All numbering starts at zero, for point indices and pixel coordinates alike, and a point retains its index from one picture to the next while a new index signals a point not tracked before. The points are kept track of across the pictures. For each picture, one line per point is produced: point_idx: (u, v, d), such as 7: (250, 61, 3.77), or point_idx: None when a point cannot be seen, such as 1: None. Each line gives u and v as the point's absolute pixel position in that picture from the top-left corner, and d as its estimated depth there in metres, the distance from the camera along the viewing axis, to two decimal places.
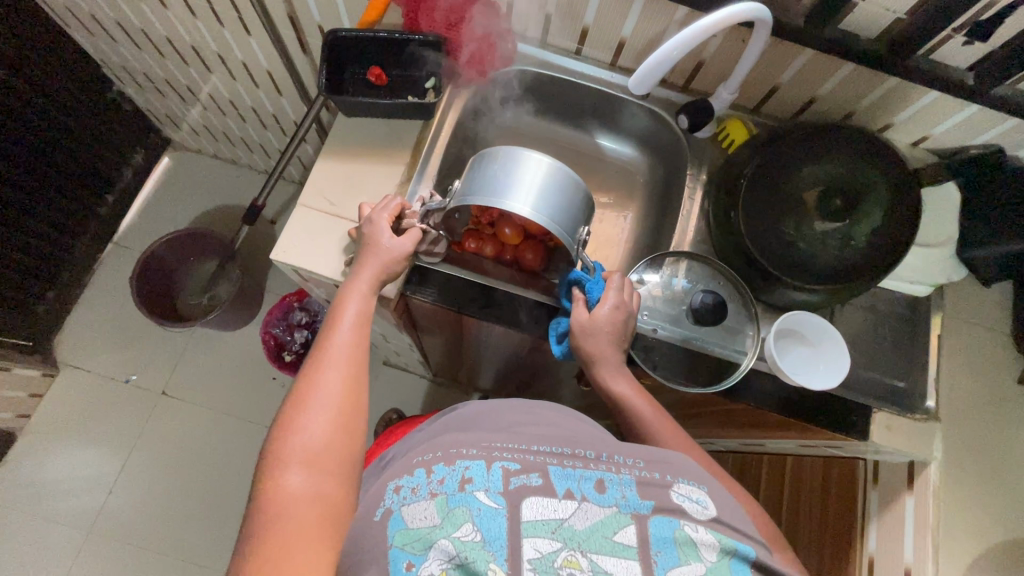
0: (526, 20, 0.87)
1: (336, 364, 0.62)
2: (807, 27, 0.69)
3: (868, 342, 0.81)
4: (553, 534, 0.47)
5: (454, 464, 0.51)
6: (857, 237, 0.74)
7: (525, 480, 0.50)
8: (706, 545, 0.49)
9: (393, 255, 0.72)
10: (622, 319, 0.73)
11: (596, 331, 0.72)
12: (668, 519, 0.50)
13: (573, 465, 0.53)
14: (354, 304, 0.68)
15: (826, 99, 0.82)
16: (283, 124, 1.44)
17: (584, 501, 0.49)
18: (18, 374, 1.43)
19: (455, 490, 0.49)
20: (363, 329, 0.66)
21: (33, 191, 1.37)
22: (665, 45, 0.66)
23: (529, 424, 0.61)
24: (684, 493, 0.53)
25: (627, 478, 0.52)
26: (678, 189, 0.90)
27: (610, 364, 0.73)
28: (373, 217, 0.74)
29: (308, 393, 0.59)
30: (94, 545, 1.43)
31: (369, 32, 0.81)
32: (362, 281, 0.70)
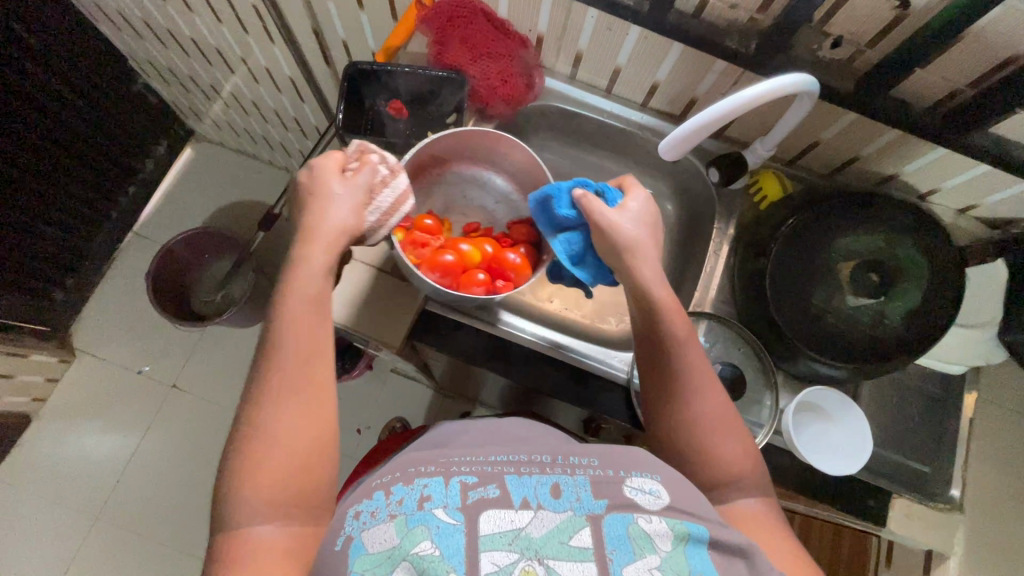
0: (556, 56, 0.84)
1: (297, 383, 0.51)
2: (856, 93, 0.65)
3: (895, 420, 0.76)
4: (511, 545, 0.43)
5: (412, 483, 0.47)
6: (891, 316, 0.69)
7: (482, 493, 0.46)
8: (660, 535, 0.45)
9: (350, 207, 0.60)
10: (644, 216, 0.63)
11: (636, 220, 0.63)
12: (622, 515, 0.46)
13: (529, 471, 0.50)
14: (316, 276, 0.56)
15: (870, 160, 0.77)
16: (305, 127, 1.42)
17: (540, 509, 0.46)
18: (34, 361, 1.45)
19: (414, 509, 0.45)
20: (321, 314, 0.54)
21: (54, 181, 1.37)
22: (692, 121, 0.65)
23: (505, 438, 0.57)
24: (636, 486, 0.48)
25: (582, 478, 0.49)
26: (703, 241, 0.86)
27: (652, 257, 0.61)
28: (316, 165, 0.61)
29: (274, 418, 0.49)
30: (101, 532, 1.45)
31: (391, 66, 0.77)
32: (326, 235, 0.58)
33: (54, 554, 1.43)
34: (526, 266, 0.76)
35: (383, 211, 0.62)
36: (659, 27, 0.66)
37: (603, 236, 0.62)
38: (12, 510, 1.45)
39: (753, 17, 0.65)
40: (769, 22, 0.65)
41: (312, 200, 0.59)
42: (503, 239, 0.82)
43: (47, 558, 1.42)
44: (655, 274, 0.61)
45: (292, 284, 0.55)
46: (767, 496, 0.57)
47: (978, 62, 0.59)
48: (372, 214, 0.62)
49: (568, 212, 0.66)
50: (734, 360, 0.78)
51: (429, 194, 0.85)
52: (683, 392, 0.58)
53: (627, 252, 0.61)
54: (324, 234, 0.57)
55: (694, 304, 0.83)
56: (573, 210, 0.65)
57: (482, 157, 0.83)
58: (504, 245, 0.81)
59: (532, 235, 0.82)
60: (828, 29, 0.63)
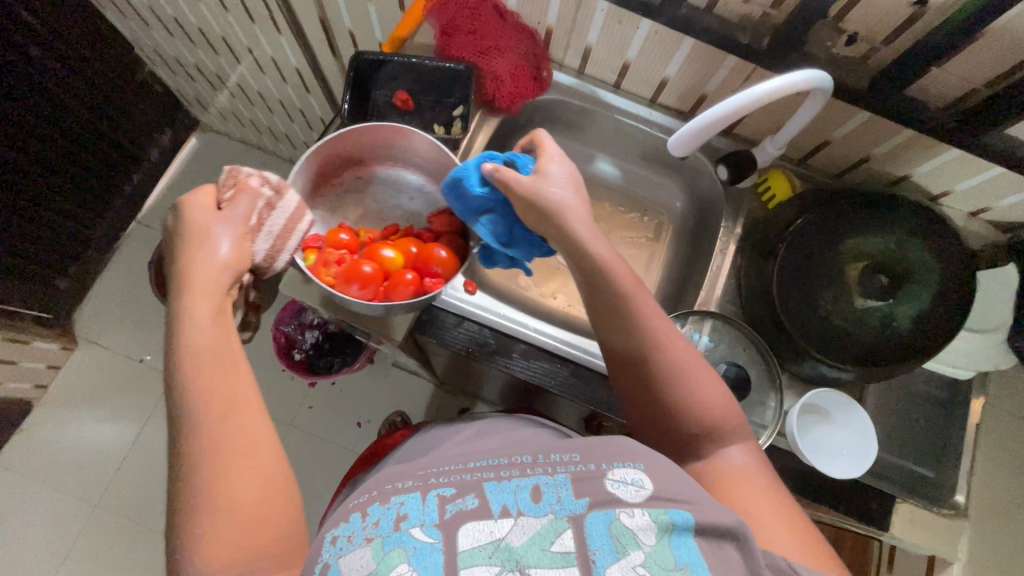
0: (565, 49, 0.83)
1: (228, 448, 0.45)
2: (871, 91, 0.63)
3: (901, 424, 0.75)
4: (492, 558, 0.43)
5: (389, 502, 0.47)
6: (900, 319, 0.68)
7: (460, 506, 0.46)
8: (643, 529, 0.44)
9: (237, 233, 0.57)
10: (563, 174, 0.63)
11: (558, 181, 0.63)
12: (604, 513, 0.45)
13: (509, 475, 0.49)
14: (205, 323, 0.51)
15: (880, 160, 0.76)
16: (310, 119, 1.41)
17: (520, 516, 0.46)
18: (35, 348, 1.45)
19: (390, 531, 0.45)
20: (227, 366, 0.49)
21: (58, 168, 1.37)
22: (704, 116, 0.65)
23: (484, 441, 0.58)
24: (618, 479, 0.48)
25: (563, 478, 0.48)
26: (710, 239, 0.85)
27: (585, 219, 0.61)
28: (185, 202, 0.57)
29: (219, 495, 0.44)
30: (100, 519, 1.46)
31: (397, 56, 0.78)
32: (207, 276, 0.53)
33: (53, 541, 1.43)
34: (454, 261, 0.74)
35: (274, 234, 0.62)
36: (671, 21, 0.65)
37: (533, 201, 0.61)
38: (12, 495, 1.45)
39: (766, 12, 0.64)
40: (784, 17, 0.64)
41: (186, 242, 0.55)
42: (426, 234, 0.78)
43: (47, 545, 1.43)
44: (590, 230, 0.60)
45: (188, 341, 0.49)
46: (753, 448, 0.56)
47: (997, 62, 0.58)
48: (263, 240, 0.61)
49: (474, 186, 0.66)
50: (740, 361, 0.77)
51: (338, 209, 0.80)
52: (651, 349, 0.57)
53: (556, 216, 0.61)
54: (201, 276, 0.53)
55: (700, 303, 0.82)
56: (484, 184, 0.66)
57: (381, 151, 0.79)
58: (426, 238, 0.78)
59: (453, 223, 0.77)
60: (844, 25, 0.62)
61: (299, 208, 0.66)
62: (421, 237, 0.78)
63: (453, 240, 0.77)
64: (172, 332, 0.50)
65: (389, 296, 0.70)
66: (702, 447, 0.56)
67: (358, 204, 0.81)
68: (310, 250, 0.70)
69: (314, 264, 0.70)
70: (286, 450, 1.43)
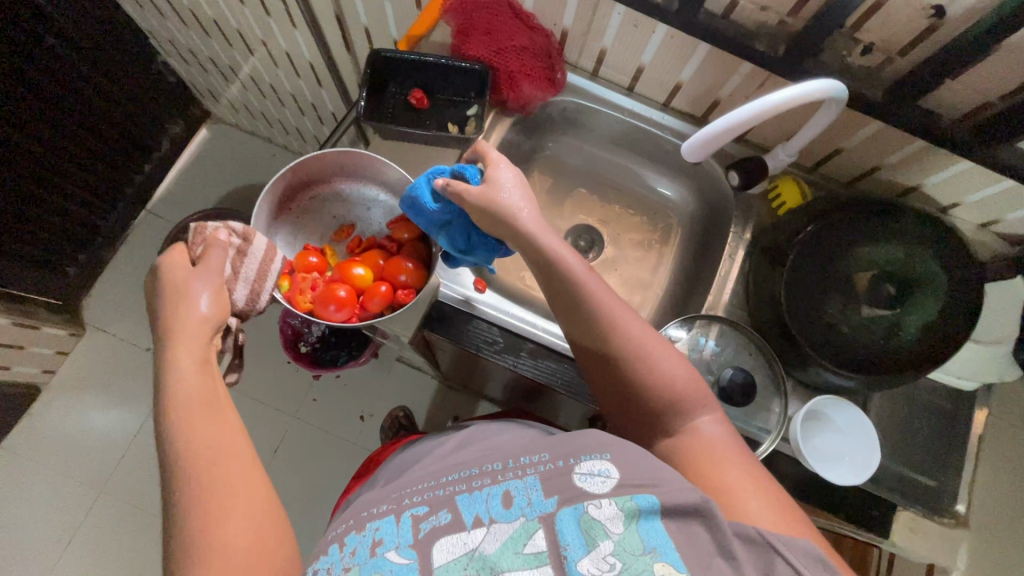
0: (579, 52, 0.83)
1: (216, 489, 0.46)
2: (885, 100, 0.64)
3: (904, 433, 0.75)
4: (467, 569, 0.43)
5: (364, 530, 0.48)
6: (906, 329, 0.68)
7: (434, 522, 0.47)
8: (610, 519, 0.45)
9: (208, 286, 0.59)
10: (510, 177, 0.66)
11: (507, 185, 0.65)
12: (573, 507, 0.46)
13: (480, 485, 0.50)
14: (190, 374, 0.52)
15: (891, 170, 0.77)
16: (322, 113, 1.42)
17: (492, 524, 0.46)
18: (44, 333, 1.46)
19: (366, 558, 0.45)
20: (215, 413, 0.50)
21: (71, 156, 1.37)
22: (725, 118, 0.65)
23: (454, 452, 0.58)
24: (585, 471, 0.48)
25: (532, 479, 0.49)
26: (719, 243, 0.86)
27: (535, 220, 0.63)
28: (160, 264, 0.59)
29: (215, 539, 0.43)
30: (103, 505, 1.47)
31: (417, 54, 0.78)
32: (190, 329, 0.55)
33: (57, 526, 1.44)
34: (420, 269, 0.75)
35: (252, 279, 0.64)
36: (688, 26, 0.65)
37: (483, 207, 0.63)
38: (17, 480, 1.46)
39: (783, 20, 0.64)
40: (800, 24, 0.64)
41: (165, 300, 0.57)
42: (388, 244, 0.79)
43: (50, 530, 1.43)
44: (539, 229, 0.62)
45: (174, 394, 0.50)
46: (725, 423, 0.56)
47: (1012, 76, 0.58)
48: (241, 286, 0.63)
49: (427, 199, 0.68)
50: (744, 365, 0.77)
51: (304, 228, 0.80)
52: (608, 340, 0.57)
53: (506, 220, 0.63)
54: (182, 330, 0.54)
55: (707, 307, 0.82)
56: (437, 196, 0.68)
57: (337, 169, 0.78)
58: (389, 249, 0.79)
59: (412, 232, 0.78)
60: (860, 35, 0.62)
61: (271, 249, 0.68)
62: (384, 246, 0.79)
63: (415, 246, 0.78)
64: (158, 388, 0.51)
65: (365, 311, 0.74)
66: (671, 423, 0.56)
67: (318, 223, 0.81)
68: (283, 280, 0.73)
69: (289, 292, 0.73)
70: (288, 440, 1.44)
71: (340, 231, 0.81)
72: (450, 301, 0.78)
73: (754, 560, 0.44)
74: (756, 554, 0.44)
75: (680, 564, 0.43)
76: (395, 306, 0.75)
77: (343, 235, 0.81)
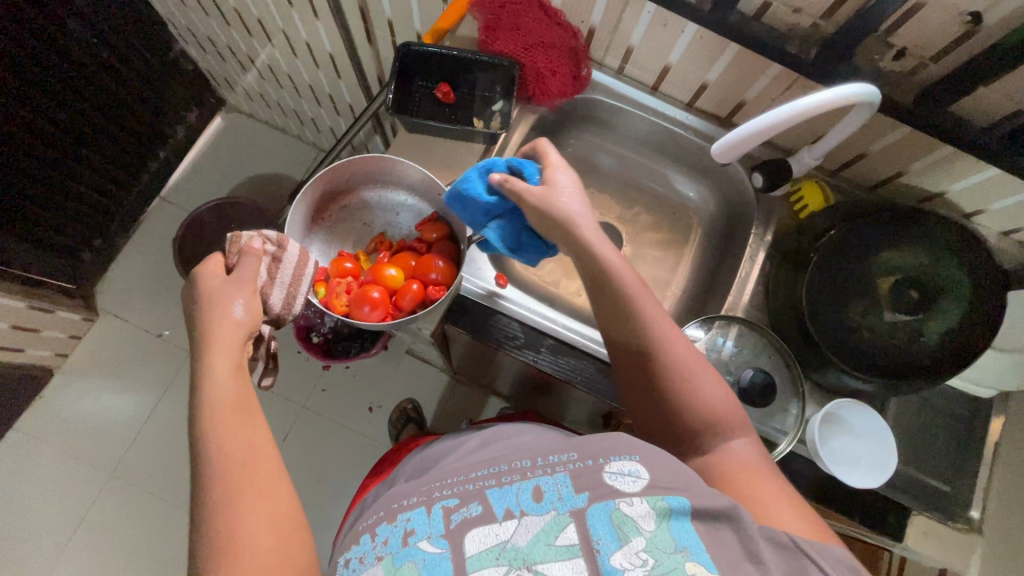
0: (605, 49, 0.84)
1: (244, 483, 0.47)
2: (916, 105, 0.64)
3: (922, 439, 0.76)
4: (499, 559, 0.44)
5: (396, 521, 0.48)
6: (928, 335, 0.68)
7: (465, 514, 0.47)
8: (642, 516, 0.45)
9: (241, 293, 0.59)
10: (567, 182, 0.65)
11: (565, 190, 0.64)
12: (604, 504, 0.46)
13: (510, 480, 0.50)
14: (224, 380, 0.52)
15: (916, 175, 0.77)
16: (338, 105, 1.42)
17: (523, 516, 0.46)
18: (61, 318, 1.44)
19: (399, 547, 0.46)
20: (246, 418, 0.51)
21: (89, 141, 1.37)
22: (758, 121, 0.63)
23: (482, 448, 0.58)
24: (615, 471, 0.49)
25: (562, 476, 0.49)
26: (740, 245, 0.86)
27: (592, 228, 0.62)
28: (197, 274, 0.60)
29: (237, 540, 0.44)
30: (114, 490, 1.41)
31: (448, 48, 0.78)
32: (224, 336, 0.55)
33: (56, 518, 1.38)
34: (451, 267, 0.75)
35: (287, 284, 0.64)
36: (720, 27, 0.65)
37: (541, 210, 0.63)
38: (21, 469, 1.40)
39: (816, 23, 0.65)
40: (833, 28, 0.64)
41: (200, 308, 0.57)
42: (419, 245, 0.79)
43: (56, 517, 1.38)
44: (597, 237, 0.61)
45: (207, 396, 0.51)
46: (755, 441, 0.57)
47: None
48: (276, 291, 0.63)
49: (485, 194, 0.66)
50: (764, 367, 0.77)
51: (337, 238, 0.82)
52: (654, 352, 0.58)
53: (565, 226, 0.62)
54: (217, 336, 0.55)
55: (727, 310, 0.81)
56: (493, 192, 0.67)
57: (362, 176, 0.79)
58: (419, 250, 0.79)
59: (441, 232, 0.79)
60: (894, 40, 0.62)
61: (304, 256, 0.68)
62: (414, 248, 0.80)
63: (445, 245, 0.79)
64: (194, 393, 0.52)
65: (397, 310, 0.74)
66: (705, 440, 0.57)
67: (349, 230, 0.82)
68: (319, 287, 0.74)
69: (325, 299, 0.74)
70: (299, 430, 1.45)
71: (374, 238, 0.82)
72: (471, 295, 0.78)
73: (785, 562, 0.45)
74: (787, 557, 0.45)
75: (710, 563, 0.44)
76: (428, 303, 0.74)
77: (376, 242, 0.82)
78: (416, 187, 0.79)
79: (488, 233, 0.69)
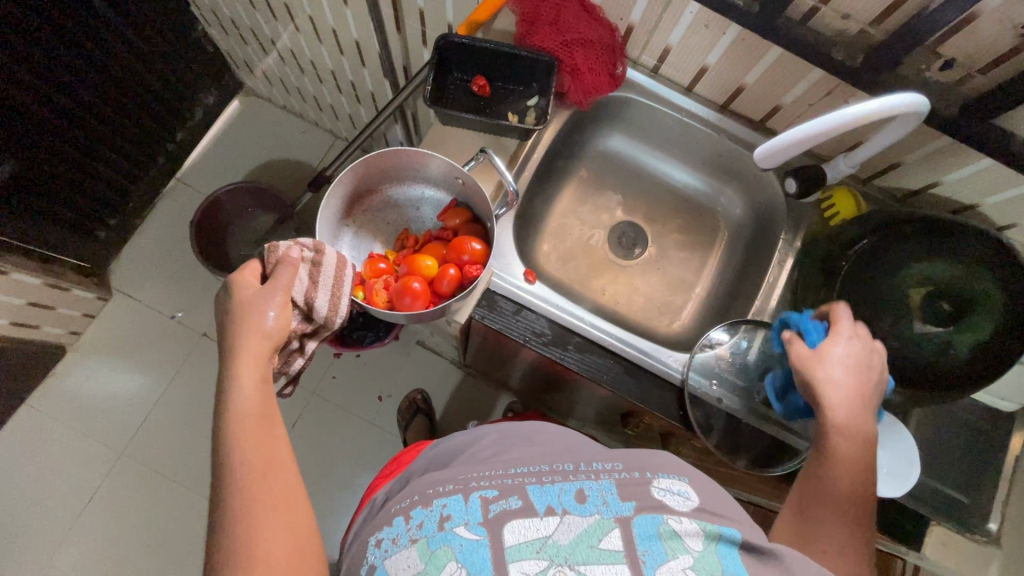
0: (642, 47, 0.84)
1: (276, 496, 0.47)
2: (960, 117, 0.65)
3: (940, 448, 0.76)
4: (539, 554, 0.44)
5: (432, 505, 0.49)
6: (959, 346, 0.68)
7: (504, 506, 0.47)
8: (690, 535, 0.45)
9: (281, 302, 0.59)
10: (844, 360, 0.58)
11: (830, 370, 0.58)
12: (652, 516, 0.46)
13: (552, 480, 0.50)
14: (249, 390, 0.53)
15: (949, 187, 0.76)
16: (360, 93, 1.41)
17: (565, 515, 0.47)
18: (74, 295, 1.42)
19: (435, 531, 0.46)
20: (267, 428, 0.51)
21: (109, 119, 1.35)
22: (807, 125, 0.62)
23: (518, 446, 0.58)
24: (664, 487, 0.50)
25: (606, 483, 0.49)
26: (768, 250, 0.87)
27: (845, 414, 0.56)
28: (231, 281, 0.60)
29: (255, 550, 0.44)
30: (123, 470, 1.39)
31: (483, 41, 0.78)
32: (252, 346, 0.56)
33: (62, 498, 1.35)
34: (486, 251, 0.76)
35: (331, 286, 0.66)
36: (767, 30, 0.67)
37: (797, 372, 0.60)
38: (29, 447, 1.38)
39: (864, 29, 0.66)
40: (881, 36, 0.66)
41: (234, 316, 0.57)
42: (444, 234, 0.79)
43: (65, 497, 1.36)
44: (848, 417, 0.56)
45: (234, 406, 0.51)
46: None
47: None
48: (321, 294, 0.65)
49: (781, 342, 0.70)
50: None
51: (364, 238, 0.81)
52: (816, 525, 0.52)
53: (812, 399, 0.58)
54: (246, 339, 0.56)
55: (753, 312, 0.83)
56: None
57: (380, 175, 0.78)
58: (446, 240, 0.79)
59: (464, 218, 0.79)
60: (942, 50, 0.64)
61: (342, 261, 0.68)
62: (442, 238, 0.80)
63: (470, 229, 0.79)
64: (220, 398, 0.52)
65: (438, 298, 0.75)
66: None
67: (375, 230, 0.82)
68: (358, 289, 0.75)
69: (366, 299, 0.75)
70: (312, 417, 1.45)
71: (399, 235, 0.83)
72: (499, 290, 0.79)
73: None
74: None
75: None
76: (466, 285, 0.75)
77: (404, 237, 0.82)
78: (431, 176, 0.78)
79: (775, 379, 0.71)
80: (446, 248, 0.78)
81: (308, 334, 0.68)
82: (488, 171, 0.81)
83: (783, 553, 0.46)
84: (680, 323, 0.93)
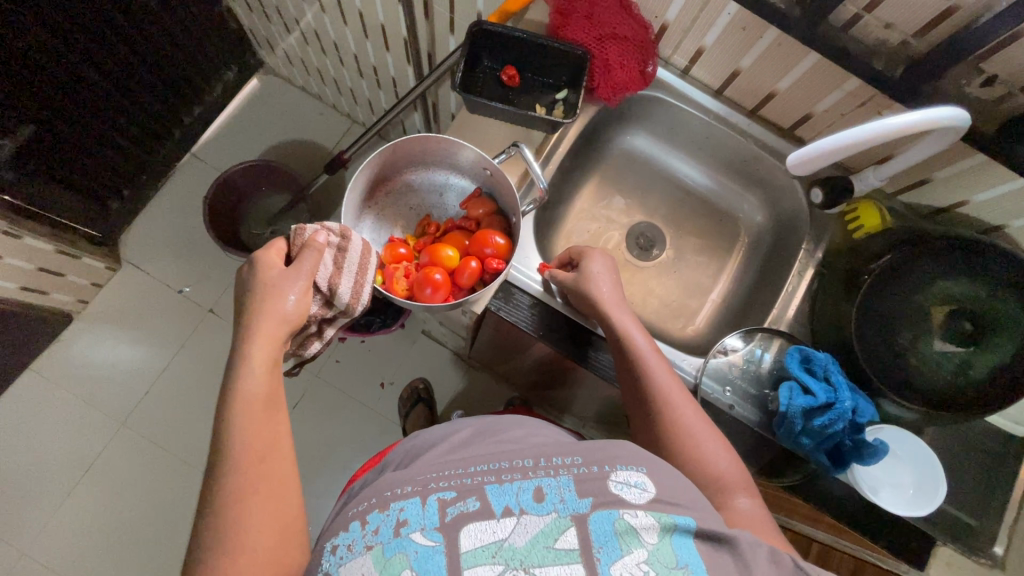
0: (675, 46, 0.83)
1: (269, 479, 0.47)
2: (998, 137, 0.64)
3: (949, 469, 0.76)
4: (494, 558, 0.44)
5: (388, 509, 0.48)
6: (976, 368, 0.67)
7: (462, 508, 0.47)
8: (646, 529, 0.46)
9: (304, 286, 0.59)
10: (602, 268, 0.72)
11: (598, 278, 0.71)
12: (607, 512, 0.46)
13: (510, 478, 0.49)
14: (258, 371, 0.53)
15: (978, 207, 0.75)
16: (381, 78, 1.40)
17: (522, 516, 0.46)
18: (83, 263, 1.41)
19: (390, 537, 0.45)
20: (272, 414, 0.51)
21: (126, 88, 1.34)
22: (850, 133, 0.60)
23: (484, 441, 0.57)
24: (621, 480, 0.49)
25: (565, 479, 0.49)
26: (789, 260, 0.86)
27: (616, 305, 0.70)
28: (256, 259, 0.59)
29: (242, 532, 0.44)
30: (123, 439, 1.39)
31: (516, 31, 0.77)
32: (269, 327, 0.55)
33: (60, 465, 1.36)
34: (509, 246, 0.75)
35: (355, 272, 0.65)
36: (807, 34, 0.67)
37: (580, 294, 0.72)
38: (31, 412, 1.38)
39: (906, 40, 0.66)
40: (923, 48, 0.65)
41: (254, 295, 0.57)
42: (467, 224, 0.79)
43: (66, 463, 1.36)
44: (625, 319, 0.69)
45: (222, 389, 0.51)
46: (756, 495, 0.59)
47: None
48: (344, 280, 0.64)
49: (817, 388, 0.69)
50: None
51: (385, 220, 0.81)
52: (656, 408, 0.63)
53: (598, 310, 0.70)
54: (259, 325, 0.55)
55: (770, 320, 0.83)
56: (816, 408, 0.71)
57: (406, 159, 0.77)
58: (468, 230, 0.79)
59: (489, 211, 0.79)
60: (986, 66, 0.63)
61: (365, 248, 0.68)
62: (463, 228, 0.79)
63: (492, 220, 0.78)
64: (225, 381, 0.52)
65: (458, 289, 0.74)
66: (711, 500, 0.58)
67: (397, 214, 0.81)
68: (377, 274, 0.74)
69: (385, 285, 0.74)
70: (315, 398, 1.46)
71: (421, 220, 0.82)
72: (515, 283, 0.78)
73: None
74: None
75: None
76: (486, 279, 0.75)
77: (425, 223, 0.82)
78: (457, 163, 0.77)
79: (817, 450, 0.70)
80: (468, 239, 0.77)
81: (327, 321, 0.68)
82: (516, 159, 0.81)
83: (736, 536, 0.48)
84: (694, 327, 0.93)
